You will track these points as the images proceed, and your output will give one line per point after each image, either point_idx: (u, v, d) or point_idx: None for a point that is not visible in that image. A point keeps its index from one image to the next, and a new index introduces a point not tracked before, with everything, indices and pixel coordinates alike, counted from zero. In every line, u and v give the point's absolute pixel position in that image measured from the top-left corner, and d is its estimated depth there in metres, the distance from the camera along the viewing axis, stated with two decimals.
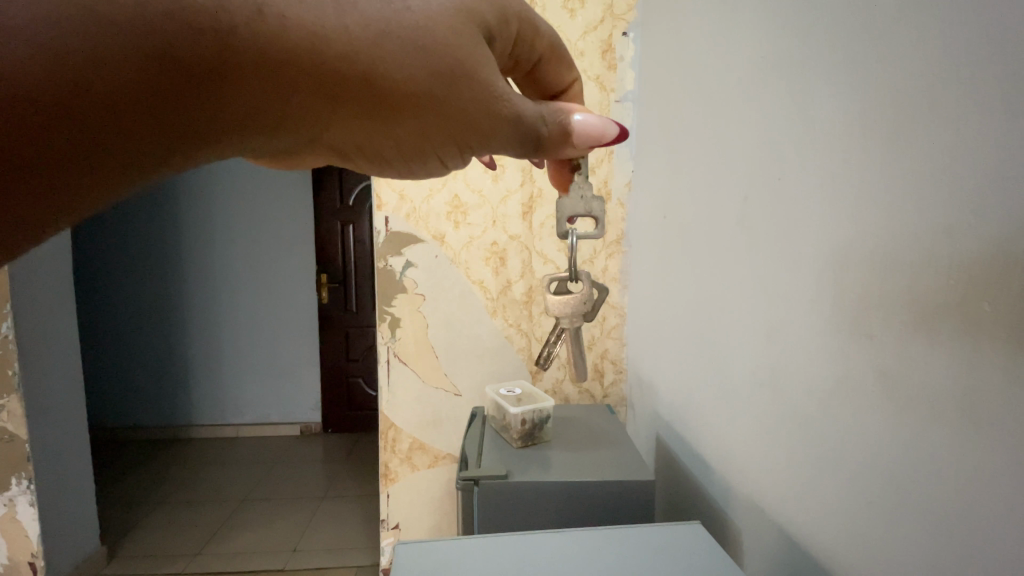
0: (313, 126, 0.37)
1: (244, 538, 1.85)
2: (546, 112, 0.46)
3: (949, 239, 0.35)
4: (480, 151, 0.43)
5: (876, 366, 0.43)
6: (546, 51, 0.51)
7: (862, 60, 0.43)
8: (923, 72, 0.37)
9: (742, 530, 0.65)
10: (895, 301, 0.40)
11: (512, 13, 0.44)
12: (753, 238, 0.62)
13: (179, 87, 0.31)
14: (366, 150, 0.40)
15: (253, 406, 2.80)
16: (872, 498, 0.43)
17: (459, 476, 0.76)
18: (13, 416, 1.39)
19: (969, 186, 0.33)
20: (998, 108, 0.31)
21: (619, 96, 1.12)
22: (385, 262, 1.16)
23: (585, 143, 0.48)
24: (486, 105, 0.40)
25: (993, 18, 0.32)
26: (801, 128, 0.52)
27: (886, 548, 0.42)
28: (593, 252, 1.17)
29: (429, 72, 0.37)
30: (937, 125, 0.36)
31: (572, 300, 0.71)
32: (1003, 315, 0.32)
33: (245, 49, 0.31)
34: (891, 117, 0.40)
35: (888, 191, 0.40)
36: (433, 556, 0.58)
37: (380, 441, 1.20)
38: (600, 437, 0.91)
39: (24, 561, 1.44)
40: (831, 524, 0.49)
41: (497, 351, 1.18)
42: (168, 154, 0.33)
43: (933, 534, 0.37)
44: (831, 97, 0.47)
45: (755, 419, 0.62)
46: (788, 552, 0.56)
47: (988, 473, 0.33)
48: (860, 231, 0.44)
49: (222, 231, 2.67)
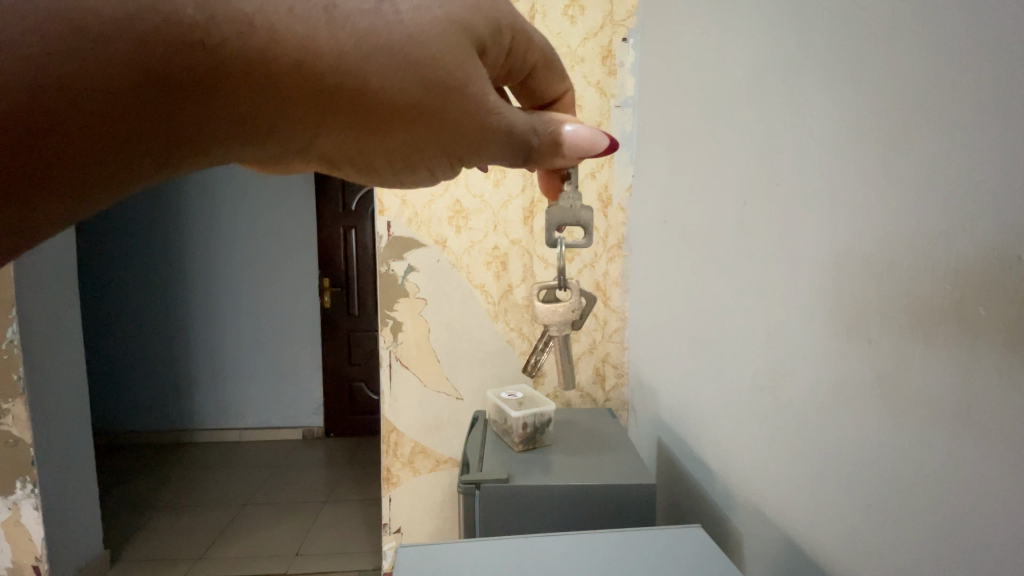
0: (305, 137, 0.38)
1: (248, 542, 1.87)
2: (537, 123, 0.48)
3: (948, 244, 0.37)
4: (471, 162, 0.45)
5: (875, 370, 0.45)
6: (539, 62, 0.51)
7: (865, 72, 0.46)
8: (918, 91, 0.40)
9: (744, 535, 0.68)
10: (895, 307, 0.43)
11: (506, 24, 0.44)
12: (754, 242, 0.65)
13: (169, 100, 0.32)
14: (355, 158, 0.41)
15: (254, 410, 2.81)
16: (873, 501, 0.46)
17: (461, 480, 0.78)
18: (19, 420, 1.41)
19: (967, 197, 0.36)
20: (992, 121, 0.34)
21: (619, 102, 1.16)
22: (387, 266, 1.19)
23: (575, 154, 0.51)
24: (478, 118, 0.42)
25: (987, 44, 0.34)
26: (801, 141, 0.55)
27: (887, 550, 0.44)
28: (594, 257, 1.21)
29: (421, 85, 0.38)
30: (935, 138, 0.38)
31: (560, 308, 0.74)
32: (999, 318, 0.34)
33: (236, 63, 0.33)
34: (890, 132, 0.43)
35: (883, 202, 0.43)
36: (435, 560, 0.61)
37: (382, 445, 1.23)
38: (601, 442, 0.95)
39: (29, 565, 1.46)
40: (832, 527, 0.51)
41: (500, 355, 1.21)
42: (161, 163, 0.34)
43: (933, 532, 0.40)
44: (829, 113, 0.50)
45: (756, 425, 0.65)
46: (789, 554, 0.59)
47: (985, 476, 0.35)
48: (859, 239, 0.47)
49: (225, 236, 2.69)
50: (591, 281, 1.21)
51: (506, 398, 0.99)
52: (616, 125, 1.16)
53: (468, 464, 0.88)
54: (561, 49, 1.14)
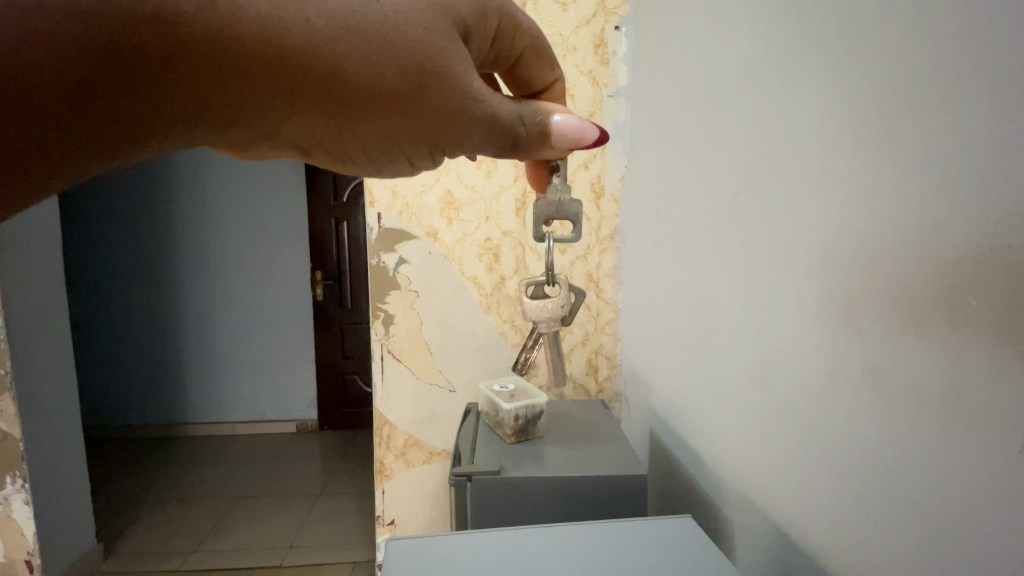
0: (279, 125, 0.37)
1: (243, 535, 1.84)
2: (524, 112, 0.46)
3: (940, 233, 0.35)
4: (453, 152, 0.43)
5: (865, 360, 0.43)
6: (528, 48, 0.49)
7: (860, 49, 0.42)
8: (914, 70, 0.37)
9: (736, 525, 0.66)
10: (885, 296, 0.40)
11: (492, 8, 0.42)
12: (744, 232, 0.62)
13: (124, 78, 0.31)
14: (331, 147, 0.39)
15: (245, 404, 2.77)
16: (864, 491, 0.44)
17: (452, 472, 0.77)
18: (5, 415, 1.36)
19: (960, 182, 0.33)
20: (990, 103, 0.31)
21: (612, 91, 1.12)
22: (378, 258, 1.15)
23: (563, 145, 0.48)
24: (459, 105, 0.40)
25: (982, 24, 0.32)
26: (794, 125, 0.52)
27: (876, 542, 0.42)
28: (587, 248, 1.18)
29: (398, 71, 0.36)
30: (928, 123, 0.36)
31: (549, 305, 0.71)
32: (990, 309, 0.32)
33: (193, 41, 0.31)
34: (885, 115, 0.40)
35: (876, 188, 0.41)
36: (423, 554, 0.58)
37: (375, 439, 1.20)
38: (595, 432, 0.92)
39: (20, 559, 1.42)
40: (822, 518, 0.50)
41: (492, 347, 1.19)
42: (119, 145, 0.33)
43: (924, 523, 0.38)
44: (823, 97, 0.47)
45: (747, 414, 0.63)
46: (779, 544, 0.57)
47: (976, 470, 0.33)
48: (850, 225, 0.44)
49: (212, 228, 2.63)
50: (584, 274, 1.18)
51: (499, 389, 0.96)
52: (609, 115, 1.13)
53: (460, 456, 0.86)
54: (552, 37, 1.11)
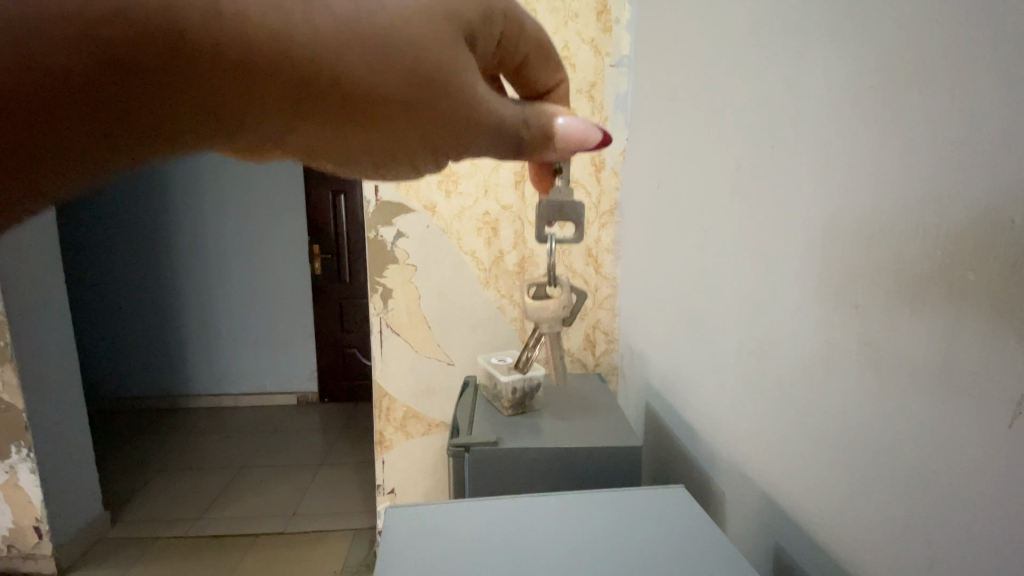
0: (269, 131, 0.35)
1: (247, 503, 1.88)
2: (529, 115, 0.43)
3: (941, 208, 0.34)
4: (454, 158, 0.41)
5: (862, 338, 0.43)
6: (532, 50, 0.45)
7: (867, 18, 0.41)
8: (921, 40, 0.35)
9: (728, 493, 0.67)
10: (884, 273, 0.40)
11: (497, 10, 0.40)
12: (746, 205, 0.61)
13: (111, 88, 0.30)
14: (329, 153, 0.38)
15: (246, 376, 2.79)
16: (857, 464, 0.44)
17: (450, 443, 0.78)
18: (8, 386, 1.38)
19: (964, 156, 0.32)
20: (997, 75, 0.30)
21: (614, 61, 1.09)
22: (376, 232, 1.15)
23: (566, 148, 0.45)
24: (459, 110, 0.38)
25: None
26: (798, 97, 0.51)
27: (867, 512, 0.43)
28: (586, 223, 1.17)
29: (397, 76, 0.35)
30: (932, 95, 0.35)
31: (551, 305, 0.68)
32: (988, 285, 0.32)
33: (181, 51, 0.30)
34: (891, 87, 0.38)
35: (879, 163, 0.40)
36: (421, 523, 0.58)
37: (375, 410, 1.22)
38: (592, 404, 0.94)
39: (29, 525, 1.48)
40: (815, 490, 0.50)
41: (492, 322, 1.19)
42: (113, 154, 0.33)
43: (915, 495, 0.38)
44: (829, 68, 0.46)
45: (743, 389, 0.64)
46: (772, 515, 0.58)
47: (969, 445, 0.34)
48: (852, 200, 0.43)
49: (209, 200, 2.60)
50: (583, 248, 1.18)
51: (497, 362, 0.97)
52: (611, 85, 1.10)
53: (458, 428, 0.86)
54: (553, 3, 1.07)
